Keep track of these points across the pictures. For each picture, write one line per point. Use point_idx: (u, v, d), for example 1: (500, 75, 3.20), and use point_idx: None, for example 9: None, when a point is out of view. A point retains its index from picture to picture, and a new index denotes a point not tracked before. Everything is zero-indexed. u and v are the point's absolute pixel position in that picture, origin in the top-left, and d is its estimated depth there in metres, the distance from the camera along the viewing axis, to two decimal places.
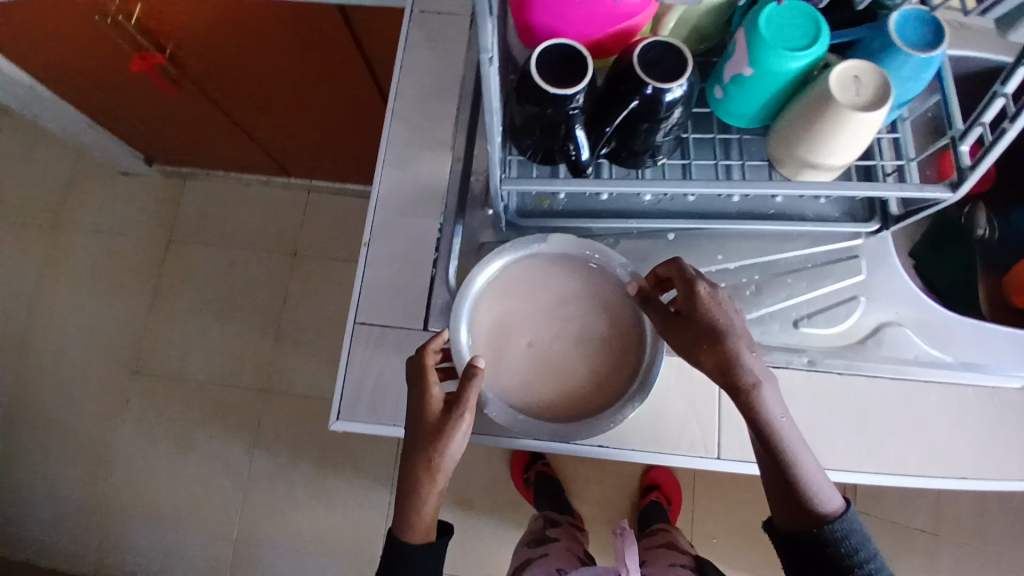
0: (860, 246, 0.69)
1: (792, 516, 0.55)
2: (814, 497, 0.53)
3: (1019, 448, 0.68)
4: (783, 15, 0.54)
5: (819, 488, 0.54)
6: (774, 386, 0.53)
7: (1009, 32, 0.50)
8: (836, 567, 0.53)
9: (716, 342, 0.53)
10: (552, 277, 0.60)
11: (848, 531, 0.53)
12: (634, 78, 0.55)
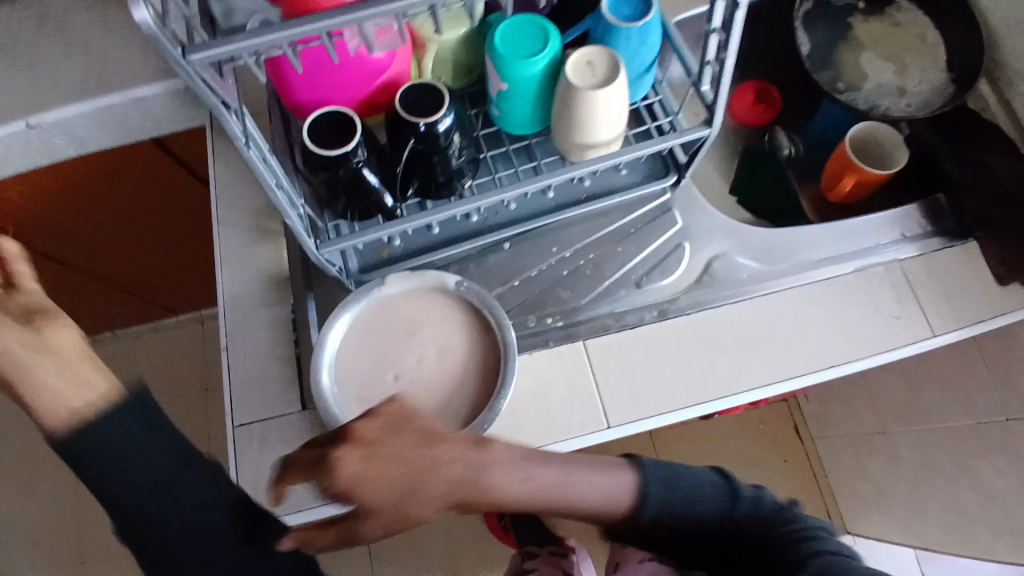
0: (670, 199, 0.77)
1: (614, 522, 0.62)
2: (613, 505, 0.60)
3: (873, 324, 0.72)
4: (514, 30, 0.61)
5: (608, 495, 0.60)
6: (503, 462, 0.52)
7: None
8: (665, 524, 0.63)
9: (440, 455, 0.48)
10: (402, 314, 0.63)
11: (659, 501, 0.62)
12: (406, 121, 0.60)
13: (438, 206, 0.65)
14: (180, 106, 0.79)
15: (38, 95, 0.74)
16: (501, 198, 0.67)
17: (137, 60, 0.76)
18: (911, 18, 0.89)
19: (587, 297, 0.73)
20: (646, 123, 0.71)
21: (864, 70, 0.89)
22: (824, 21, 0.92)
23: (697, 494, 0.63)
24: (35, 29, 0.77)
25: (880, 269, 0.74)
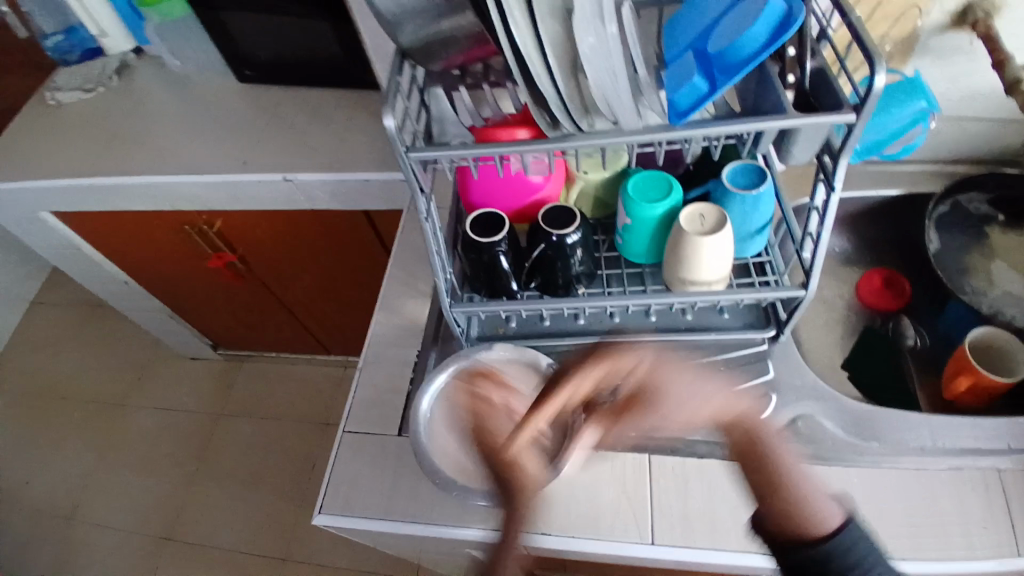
0: (766, 350, 0.82)
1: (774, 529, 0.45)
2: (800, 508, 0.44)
3: (962, 532, 0.67)
4: (645, 181, 0.77)
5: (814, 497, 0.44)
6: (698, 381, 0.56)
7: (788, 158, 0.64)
8: None
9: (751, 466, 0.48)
10: (495, 377, 0.74)
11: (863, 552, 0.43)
12: (544, 230, 0.76)
13: (549, 300, 0.78)
14: (389, 192, 1.04)
15: (305, 163, 1.04)
16: (605, 306, 0.79)
17: (374, 155, 1.04)
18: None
19: None
20: (749, 277, 0.81)
21: (993, 277, 0.91)
22: (960, 225, 0.94)
23: None
24: (320, 122, 1.10)
25: (976, 472, 0.71)
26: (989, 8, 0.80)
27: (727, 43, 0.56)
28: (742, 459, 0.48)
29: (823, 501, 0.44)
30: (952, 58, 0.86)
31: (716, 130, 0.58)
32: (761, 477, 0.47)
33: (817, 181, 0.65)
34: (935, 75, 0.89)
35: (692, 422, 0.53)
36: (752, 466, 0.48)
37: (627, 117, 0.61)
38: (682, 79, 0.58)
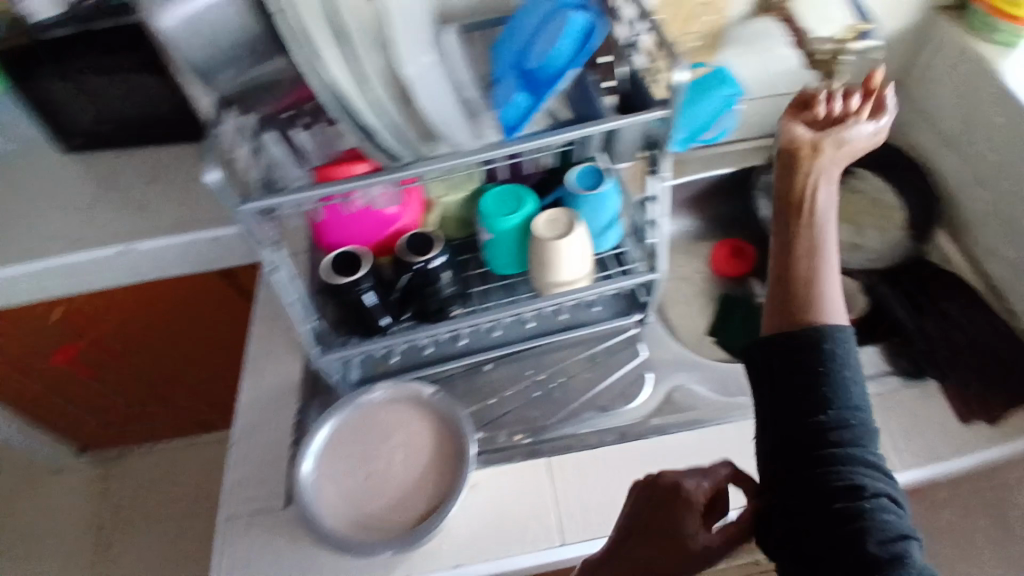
0: (637, 333, 0.87)
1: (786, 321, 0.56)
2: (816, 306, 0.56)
3: None
4: (499, 196, 0.79)
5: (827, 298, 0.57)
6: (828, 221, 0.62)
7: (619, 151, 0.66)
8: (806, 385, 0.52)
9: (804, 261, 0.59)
10: (381, 417, 0.73)
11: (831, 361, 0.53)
12: (405, 260, 0.76)
13: (423, 328, 0.78)
14: (242, 247, 0.99)
15: (139, 233, 0.96)
16: (478, 322, 0.80)
17: (218, 211, 0.98)
18: (870, 184, 1.00)
19: (553, 417, 0.80)
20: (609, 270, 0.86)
21: None
22: None
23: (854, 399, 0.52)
24: (150, 186, 1.01)
25: None
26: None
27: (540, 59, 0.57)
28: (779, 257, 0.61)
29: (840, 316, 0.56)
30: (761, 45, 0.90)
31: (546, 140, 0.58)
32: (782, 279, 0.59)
33: (649, 173, 0.69)
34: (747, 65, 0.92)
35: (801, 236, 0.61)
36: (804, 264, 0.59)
37: (465, 139, 0.61)
38: (505, 97, 0.59)
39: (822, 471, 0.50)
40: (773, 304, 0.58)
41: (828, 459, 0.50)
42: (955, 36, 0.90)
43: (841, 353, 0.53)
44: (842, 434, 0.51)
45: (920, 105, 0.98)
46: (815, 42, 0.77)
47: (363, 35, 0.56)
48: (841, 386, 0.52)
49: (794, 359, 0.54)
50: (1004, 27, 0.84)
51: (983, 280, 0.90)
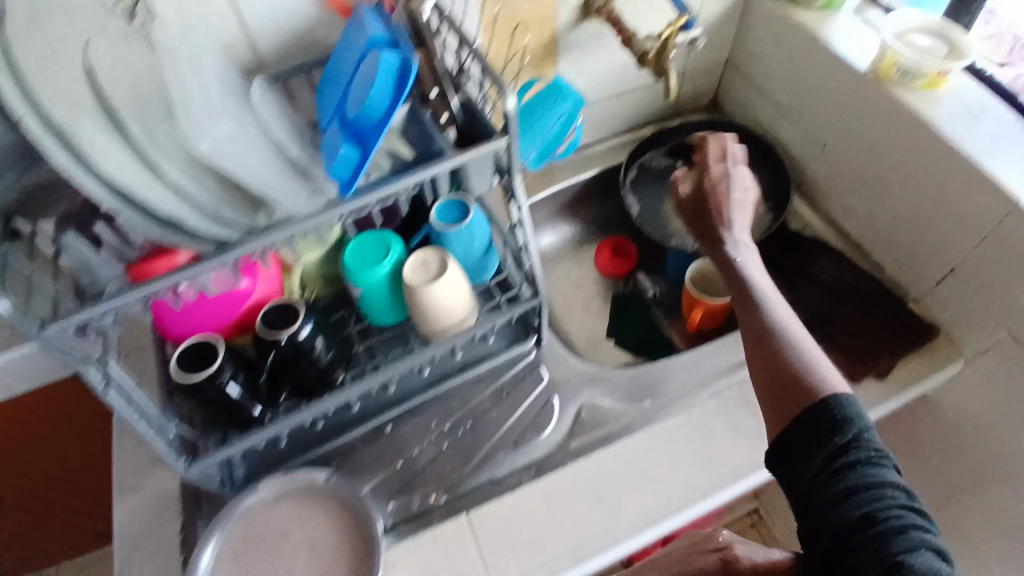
0: (537, 356, 0.85)
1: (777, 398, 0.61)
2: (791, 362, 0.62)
3: (736, 446, 0.76)
4: (361, 246, 0.73)
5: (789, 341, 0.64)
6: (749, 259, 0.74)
7: None
8: (810, 446, 0.56)
9: (779, 347, 0.64)
10: (274, 515, 0.67)
11: (822, 410, 0.56)
12: (267, 337, 0.68)
13: (304, 407, 0.72)
14: None
15: None
16: (364, 388, 0.74)
17: None
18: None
19: (465, 468, 0.76)
20: (495, 298, 0.83)
21: (689, 218, 1.01)
22: (650, 186, 1.03)
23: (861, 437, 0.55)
24: None
25: (734, 390, 0.81)
26: None
27: (358, 106, 0.53)
28: (754, 355, 0.66)
29: (837, 379, 0.59)
30: (593, 49, 0.90)
31: (385, 191, 0.54)
32: (771, 372, 0.63)
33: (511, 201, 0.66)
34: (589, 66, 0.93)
35: (765, 326, 0.66)
36: (782, 348, 0.64)
37: (297, 198, 0.55)
38: (331, 151, 0.53)
39: (839, 512, 0.53)
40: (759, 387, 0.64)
41: (843, 497, 0.53)
42: (771, 9, 0.91)
43: (838, 406, 0.56)
44: (852, 469, 0.54)
45: (754, 80, 1.01)
46: (643, 41, 0.79)
47: (136, 119, 0.50)
48: (841, 430, 0.55)
49: (793, 428, 0.58)
50: None
51: (842, 238, 0.94)
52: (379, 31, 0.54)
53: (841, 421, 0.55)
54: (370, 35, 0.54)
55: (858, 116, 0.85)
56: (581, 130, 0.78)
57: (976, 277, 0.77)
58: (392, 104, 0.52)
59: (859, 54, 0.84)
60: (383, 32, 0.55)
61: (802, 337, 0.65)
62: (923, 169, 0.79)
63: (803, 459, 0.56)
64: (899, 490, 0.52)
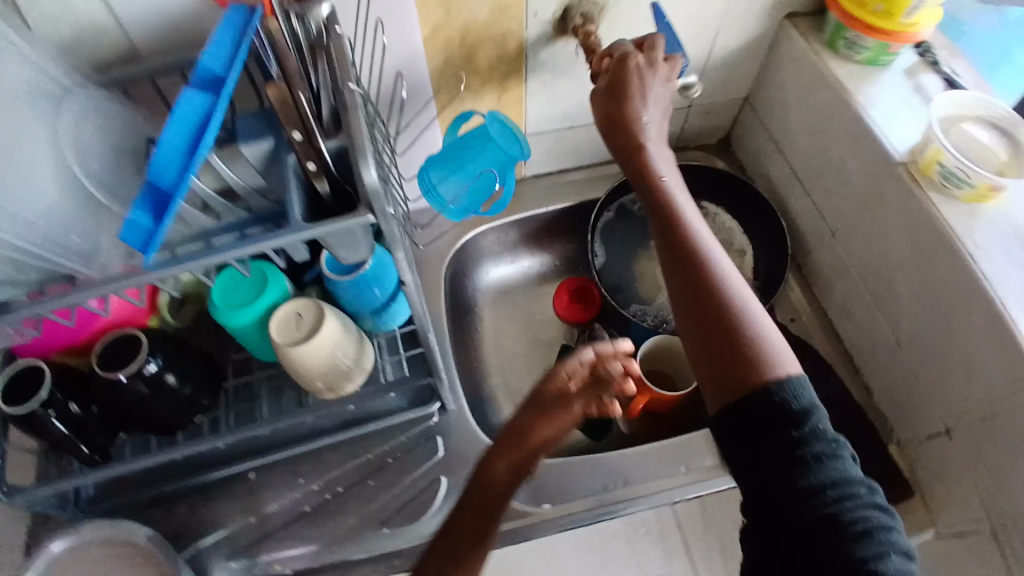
0: (438, 423, 0.76)
1: (721, 380, 0.49)
2: (743, 332, 0.49)
3: None
4: (236, 280, 0.65)
5: (738, 295, 0.52)
6: (674, 171, 0.60)
7: (338, 253, 0.51)
8: (771, 432, 0.46)
9: (721, 304, 0.51)
10: (95, 565, 0.62)
11: (777, 391, 0.46)
12: (105, 371, 0.62)
13: (158, 450, 0.67)
14: None
15: None
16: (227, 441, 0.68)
17: None
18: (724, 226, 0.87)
19: (321, 541, 0.70)
20: (397, 355, 0.73)
21: (658, 283, 0.87)
22: (624, 233, 0.89)
23: (814, 423, 0.46)
24: None
25: (648, 513, 0.70)
26: (587, 12, 0.68)
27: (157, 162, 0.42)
28: (690, 312, 0.52)
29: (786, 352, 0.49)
30: (570, 72, 0.75)
31: (202, 265, 0.46)
32: (712, 343, 0.50)
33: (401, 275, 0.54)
34: (567, 88, 0.78)
35: (704, 275, 0.52)
36: (726, 305, 0.51)
37: (109, 261, 0.48)
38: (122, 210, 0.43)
39: (801, 510, 0.44)
40: (692, 356, 0.52)
41: (806, 493, 0.44)
42: (805, 52, 0.72)
43: (796, 389, 0.46)
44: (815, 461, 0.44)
45: (772, 131, 0.83)
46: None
47: None
48: (796, 412, 0.46)
49: (751, 412, 0.47)
50: (871, 44, 0.67)
51: (832, 343, 0.78)
52: (212, 60, 0.44)
53: (795, 408, 0.46)
54: (198, 63, 0.43)
55: (874, 211, 0.67)
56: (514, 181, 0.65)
57: (968, 448, 0.61)
58: (182, 168, 0.41)
59: (898, 131, 0.65)
60: (217, 62, 0.44)
61: (743, 287, 0.52)
62: (933, 305, 0.62)
63: (762, 450, 0.46)
64: (862, 485, 0.44)
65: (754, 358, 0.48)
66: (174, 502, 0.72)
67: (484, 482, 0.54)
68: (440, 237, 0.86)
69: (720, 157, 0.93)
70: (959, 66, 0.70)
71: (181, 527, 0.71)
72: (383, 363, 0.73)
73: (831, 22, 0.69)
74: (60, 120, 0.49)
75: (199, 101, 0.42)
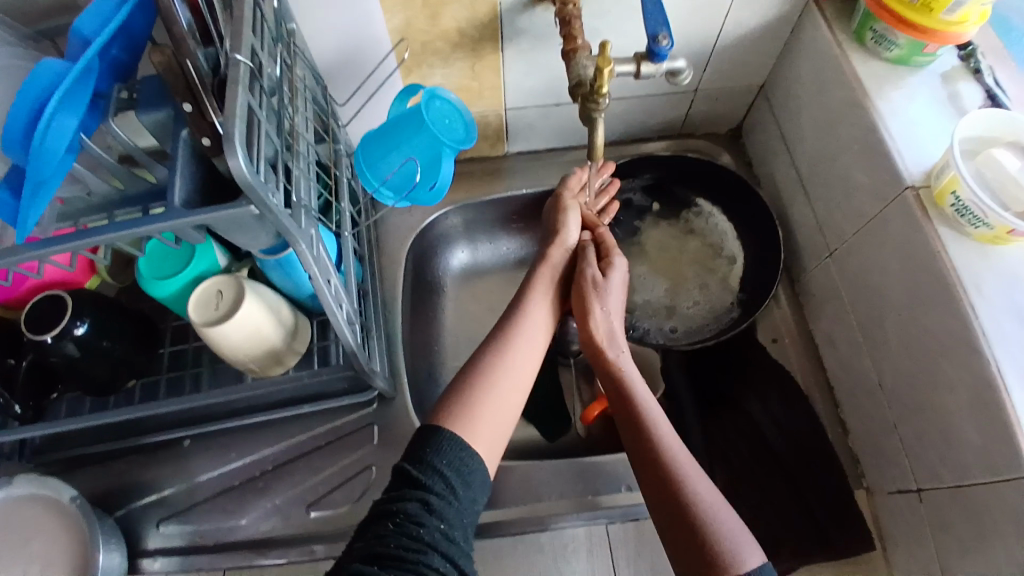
0: (376, 410, 0.74)
1: (688, 559, 0.47)
2: (708, 517, 0.48)
3: None
4: (163, 250, 0.61)
5: (701, 479, 0.51)
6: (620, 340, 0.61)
7: (237, 242, 0.47)
8: None
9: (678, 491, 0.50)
10: (17, 519, 0.61)
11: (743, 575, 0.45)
12: (36, 331, 0.59)
13: (91, 412, 0.65)
14: None
15: None
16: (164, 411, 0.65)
17: None
18: (717, 227, 0.79)
19: (247, 516, 0.70)
20: (333, 340, 0.69)
21: (632, 286, 0.78)
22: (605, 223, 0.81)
23: None
24: None
25: (579, 531, 0.67)
26: None
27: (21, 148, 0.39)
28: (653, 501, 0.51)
29: (747, 541, 0.47)
30: (555, 44, 0.66)
31: (80, 248, 0.42)
32: (674, 533, 0.49)
33: (308, 272, 0.49)
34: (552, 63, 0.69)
35: (658, 462, 0.52)
36: (682, 491, 0.50)
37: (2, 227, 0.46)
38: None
39: None
40: (659, 529, 0.50)
41: None
42: (827, 44, 0.62)
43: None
44: None
45: (784, 128, 0.72)
46: (584, 64, 0.53)
47: None
48: None
49: None
50: (903, 42, 0.57)
51: (812, 372, 0.70)
52: (86, 25, 0.39)
53: None
54: (70, 27, 0.39)
55: (876, 238, 0.58)
56: (452, 163, 0.56)
57: (936, 517, 0.54)
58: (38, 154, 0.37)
59: (917, 145, 0.56)
60: (90, 27, 0.39)
61: (697, 470, 0.51)
62: (920, 356, 0.54)
63: None
64: None
65: (713, 548, 0.46)
66: (111, 459, 0.72)
67: (504, 357, 0.56)
68: (408, 212, 0.80)
69: (727, 149, 0.83)
70: (1004, 76, 0.59)
71: (115, 486, 0.71)
72: (327, 343, 0.69)
73: (860, 10, 0.59)
74: None
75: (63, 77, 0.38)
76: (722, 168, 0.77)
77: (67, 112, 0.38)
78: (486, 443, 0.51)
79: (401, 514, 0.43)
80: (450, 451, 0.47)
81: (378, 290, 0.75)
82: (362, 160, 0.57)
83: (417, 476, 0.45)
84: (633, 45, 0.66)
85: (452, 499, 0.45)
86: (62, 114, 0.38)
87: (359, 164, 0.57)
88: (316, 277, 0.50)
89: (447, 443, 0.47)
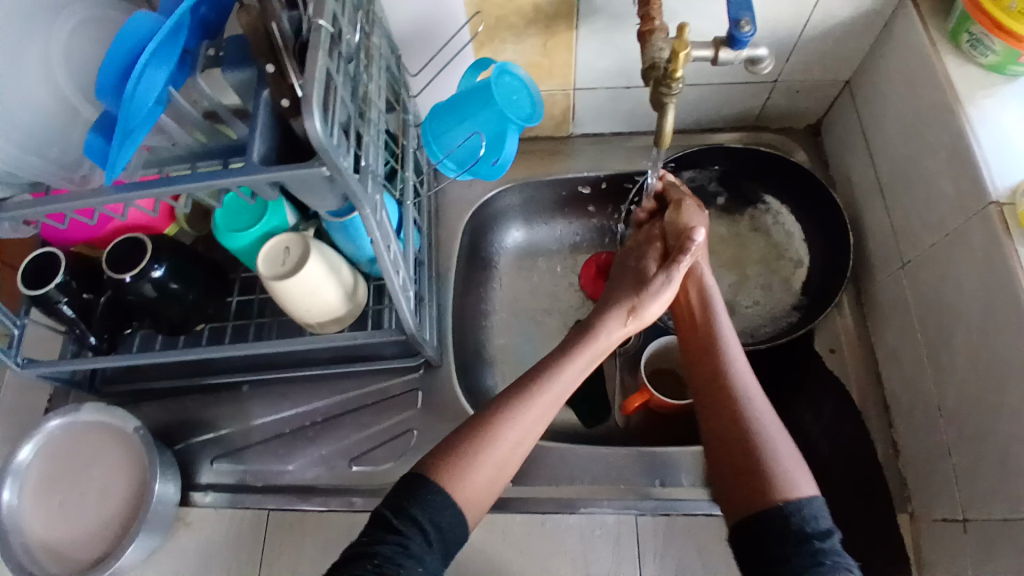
0: (421, 377, 0.76)
1: (739, 486, 0.50)
2: (764, 441, 0.51)
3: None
4: (239, 204, 0.65)
5: (764, 410, 0.54)
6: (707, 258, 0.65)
7: (308, 201, 0.49)
8: (780, 544, 0.45)
9: (734, 418, 0.53)
10: (88, 443, 0.68)
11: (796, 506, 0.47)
12: (116, 269, 0.64)
13: (162, 349, 0.70)
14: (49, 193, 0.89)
15: None
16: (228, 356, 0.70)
17: None
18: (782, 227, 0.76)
19: (294, 462, 0.74)
20: (387, 306, 0.72)
21: None
22: None
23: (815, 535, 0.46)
24: None
25: (609, 518, 0.67)
26: None
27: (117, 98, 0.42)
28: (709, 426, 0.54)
29: (799, 470, 0.49)
30: (629, 26, 0.65)
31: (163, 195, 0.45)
32: (728, 456, 0.52)
33: (369, 235, 0.50)
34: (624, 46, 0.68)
35: (722, 384, 0.56)
36: (740, 417, 0.53)
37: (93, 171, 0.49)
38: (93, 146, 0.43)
39: None
40: (711, 455, 0.54)
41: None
42: (921, 40, 0.58)
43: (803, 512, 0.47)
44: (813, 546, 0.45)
45: (866, 127, 0.69)
46: (658, 47, 0.52)
47: None
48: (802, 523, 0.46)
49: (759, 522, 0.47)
50: (997, 49, 0.53)
51: (869, 385, 0.67)
52: None
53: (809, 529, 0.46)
54: None
55: (953, 249, 0.55)
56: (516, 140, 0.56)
57: (983, 547, 0.52)
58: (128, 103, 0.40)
59: (1008, 155, 0.52)
60: None
61: (760, 399, 0.55)
62: (988, 378, 0.51)
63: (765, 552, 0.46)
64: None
65: (763, 473, 0.49)
66: (176, 395, 0.78)
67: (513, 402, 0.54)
68: (469, 187, 0.81)
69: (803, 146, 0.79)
70: None
71: (178, 420, 0.77)
72: (381, 307, 0.72)
73: (957, 9, 0.56)
74: (55, 26, 0.47)
75: (156, 32, 0.41)
76: (795, 165, 0.74)
77: (156, 65, 0.41)
78: (481, 489, 0.51)
79: (378, 555, 0.44)
80: (431, 504, 0.47)
81: (433, 261, 0.77)
82: (429, 130, 0.58)
83: (395, 523, 0.46)
84: (712, 29, 0.64)
85: (429, 548, 0.45)
86: (151, 67, 0.41)
87: (426, 136, 0.59)
88: (377, 240, 0.51)
89: (428, 494, 0.48)
